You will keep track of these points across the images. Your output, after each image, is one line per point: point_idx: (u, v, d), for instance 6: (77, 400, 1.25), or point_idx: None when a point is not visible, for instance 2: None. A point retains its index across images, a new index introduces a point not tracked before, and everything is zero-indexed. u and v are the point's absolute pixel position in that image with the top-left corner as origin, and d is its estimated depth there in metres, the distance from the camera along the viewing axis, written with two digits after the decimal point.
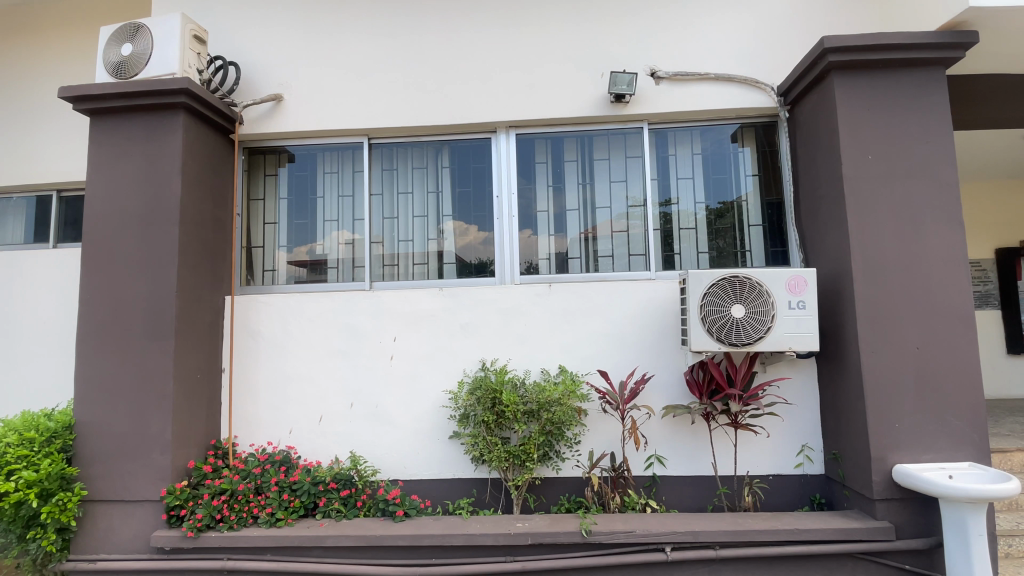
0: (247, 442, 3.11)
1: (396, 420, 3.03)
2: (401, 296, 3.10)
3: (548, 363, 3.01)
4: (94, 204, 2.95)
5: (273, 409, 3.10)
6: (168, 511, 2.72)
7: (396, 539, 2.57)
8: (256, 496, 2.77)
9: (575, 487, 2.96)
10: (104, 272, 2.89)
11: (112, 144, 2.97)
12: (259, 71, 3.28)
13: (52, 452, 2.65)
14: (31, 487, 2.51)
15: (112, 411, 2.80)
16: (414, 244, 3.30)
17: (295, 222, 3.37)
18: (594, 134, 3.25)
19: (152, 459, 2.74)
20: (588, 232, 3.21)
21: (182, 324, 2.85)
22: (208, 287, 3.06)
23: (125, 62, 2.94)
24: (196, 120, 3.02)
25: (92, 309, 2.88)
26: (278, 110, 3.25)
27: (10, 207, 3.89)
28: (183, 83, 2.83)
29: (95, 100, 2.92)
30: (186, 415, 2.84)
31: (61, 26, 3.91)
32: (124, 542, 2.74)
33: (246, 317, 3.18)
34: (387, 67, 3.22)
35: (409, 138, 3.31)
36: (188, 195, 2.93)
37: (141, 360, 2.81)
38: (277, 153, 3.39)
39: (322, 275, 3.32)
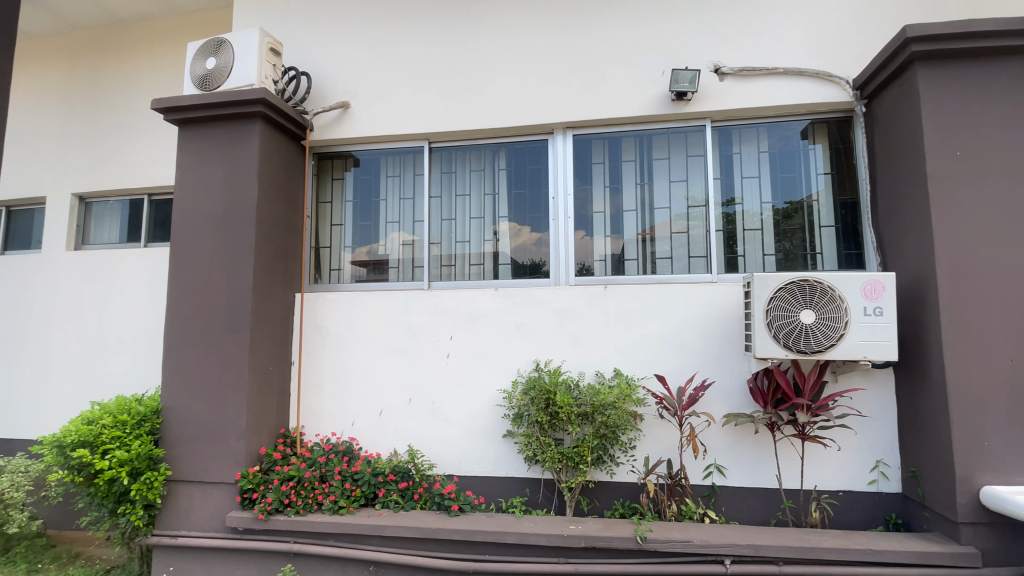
0: (313, 432, 3.27)
1: (451, 417, 3.09)
2: (457, 296, 3.16)
3: (602, 366, 2.98)
4: (182, 206, 3.19)
5: (336, 402, 3.25)
6: (241, 493, 2.90)
7: (451, 534, 2.63)
8: (321, 484, 2.92)
9: (630, 493, 2.91)
10: (189, 269, 3.13)
11: (197, 151, 3.20)
12: (328, 79, 3.44)
13: (141, 434, 2.90)
14: (123, 465, 2.76)
15: (194, 398, 3.02)
16: (470, 245, 3.36)
17: (359, 223, 3.52)
18: (653, 133, 3.18)
19: (229, 444, 2.94)
20: (645, 233, 3.16)
21: (257, 319, 3.04)
22: (280, 285, 3.24)
23: (210, 75, 3.17)
24: (271, 128, 3.20)
25: (178, 303, 3.12)
26: (344, 116, 3.40)
27: (107, 209, 4.27)
28: (260, 93, 3.01)
29: (184, 112, 3.17)
30: (259, 404, 3.03)
31: (153, 45, 4.28)
32: (202, 520, 2.95)
33: (314, 313, 3.35)
34: (447, 73, 3.29)
35: (467, 141, 3.37)
36: (264, 198, 3.11)
37: (220, 351, 3.02)
38: (343, 157, 3.55)
39: (383, 274, 3.45)
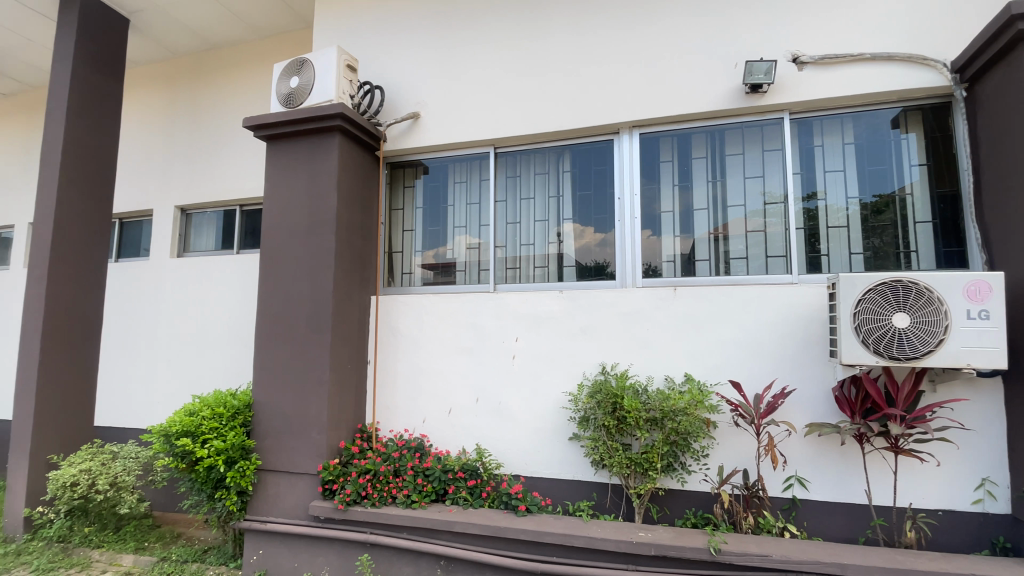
0: (387, 428, 3.41)
1: (518, 418, 3.13)
2: (522, 298, 3.19)
3: (672, 370, 2.90)
4: (271, 215, 3.44)
5: (408, 400, 3.38)
6: (322, 484, 3.09)
7: (519, 534, 2.67)
8: (395, 478, 3.05)
9: (702, 502, 2.82)
10: (276, 273, 3.37)
11: (283, 163, 3.44)
12: (399, 92, 3.60)
13: (235, 426, 3.16)
14: (220, 454, 3.01)
15: (282, 393, 3.25)
16: (535, 247, 3.39)
17: (429, 228, 3.64)
18: (725, 129, 3.06)
19: (311, 438, 3.14)
20: (717, 231, 3.05)
21: (337, 320, 3.22)
22: (357, 288, 3.42)
23: (293, 93, 3.39)
24: (349, 139, 3.38)
25: (267, 305, 3.36)
26: (415, 126, 3.54)
27: (205, 220, 4.69)
28: (338, 108, 3.19)
29: (270, 128, 3.42)
30: (338, 400, 3.21)
31: (243, 66, 4.64)
32: (288, 508, 3.17)
33: (388, 315, 3.51)
34: (513, 78, 3.34)
35: (532, 145, 3.40)
36: (342, 206, 3.30)
37: (304, 350, 3.22)
38: (414, 166, 3.69)
39: (450, 276, 3.55)
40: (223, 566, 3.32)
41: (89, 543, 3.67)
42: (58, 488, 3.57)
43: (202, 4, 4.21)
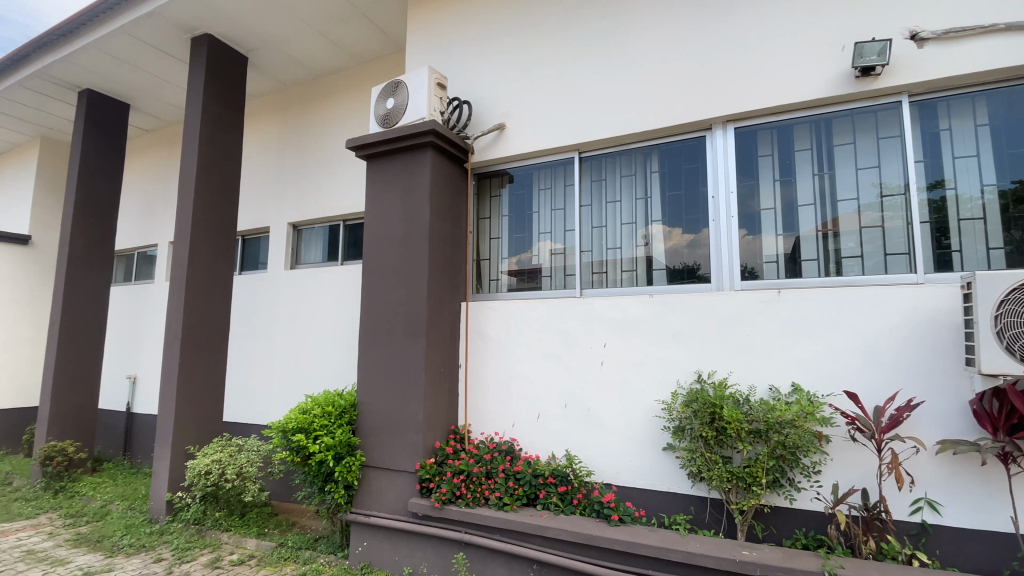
0: (479, 430, 3.51)
1: (608, 425, 3.07)
2: (611, 303, 3.15)
3: (777, 379, 2.72)
4: (371, 228, 3.69)
5: (499, 404, 3.45)
6: (419, 482, 3.24)
7: (613, 543, 2.63)
8: (487, 480, 3.13)
9: (814, 522, 2.61)
10: (376, 282, 3.59)
11: (381, 179, 3.67)
12: (486, 104, 3.72)
13: (342, 424, 3.42)
14: (329, 449, 3.27)
15: (383, 394, 3.45)
16: (622, 251, 3.33)
17: (515, 235, 3.71)
18: (832, 117, 2.84)
19: (410, 437, 3.30)
20: (826, 227, 2.82)
21: (431, 326, 3.37)
22: (448, 295, 3.56)
23: (389, 114, 3.62)
24: (439, 153, 3.54)
25: (369, 311, 3.60)
26: (501, 137, 3.64)
27: (313, 235, 5.11)
28: (430, 125, 3.36)
29: (369, 147, 3.67)
30: (433, 402, 3.35)
31: (343, 91, 5.03)
32: (389, 503, 3.35)
33: (478, 321, 3.62)
34: (597, 82, 3.34)
35: (616, 148, 3.35)
36: (434, 218, 3.45)
37: (403, 354, 3.40)
38: (499, 175, 3.79)
39: (537, 282, 3.58)
40: (332, 555, 3.58)
41: (219, 526, 4.11)
42: (194, 475, 4.04)
43: (309, 38, 4.62)
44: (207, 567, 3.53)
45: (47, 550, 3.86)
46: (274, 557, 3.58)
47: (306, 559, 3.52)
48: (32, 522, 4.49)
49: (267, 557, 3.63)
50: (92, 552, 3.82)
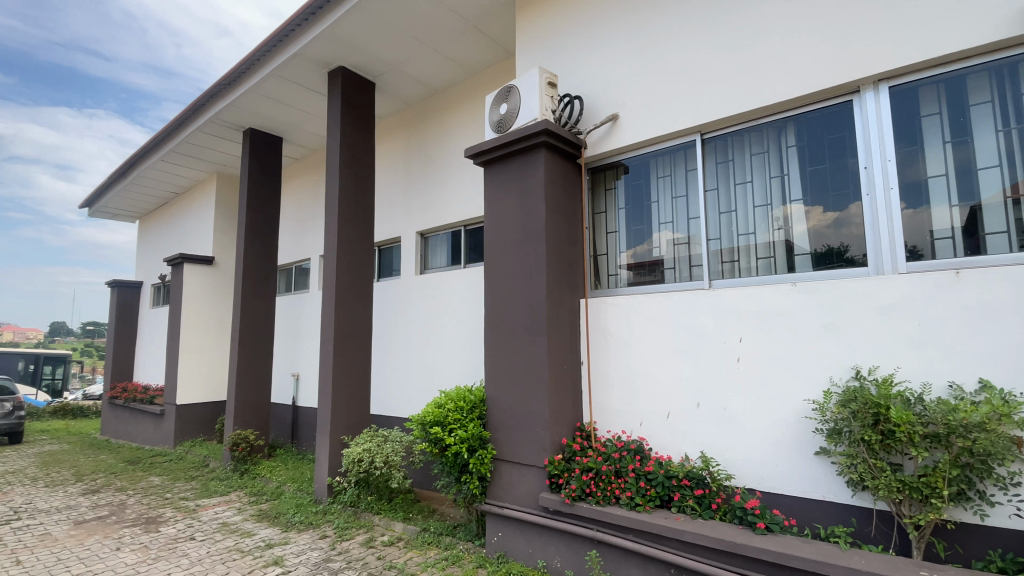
0: (605, 428, 3.47)
1: (747, 426, 2.87)
2: (745, 294, 2.94)
3: (957, 375, 2.34)
4: (490, 231, 3.82)
5: (625, 402, 3.38)
6: (549, 477, 3.30)
7: (760, 553, 2.45)
8: (617, 479, 3.10)
9: (1015, 542, 2.20)
10: (498, 283, 3.72)
11: (498, 183, 3.80)
12: (599, 98, 3.67)
13: (474, 418, 3.62)
14: (463, 442, 3.48)
15: (509, 391, 3.56)
16: (755, 236, 3.09)
17: (633, 228, 3.61)
18: (1020, 60, 2.36)
19: (537, 433, 3.37)
20: (1017, 192, 2.36)
21: (552, 323, 3.41)
22: (567, 292, 3.58)
23: (503, 118, 3.73)
24: (553, 152, 3.57)
25: (492, 312, 3.73)
26: (615, 128, 3.57)
27: (437, 241, 5.45)
28: (542, 125, 3.40)
29: (485, 153, 3.81)
30: (558, 399, 3.39)
31: (459, 102, 5.28)
32: (521, 496, 3.45)
33: (598, 317, 3.58)
34: (718, 59, 3.13)
35: (744, 125, 3.11)
36: (551, 217, 3.49)
37: (526, 351, 3.48)
38: (614, 167, 3.72)
39: (659, 275, 3.45)
40: (470, 542, 3.79)
41: (371, 509, 4.54)
42: (350, 462, 4.52)
43: (426, 56, 4.92)
44: (364, 545, 3.93)
45: (237, 523, 4.58)
46: (419, 540, 3.88)
47: (447, 544, 3.76)
48: (226, 498, 5.36)
49: (413, 540, 3.94)
50: (272, 526, 4.45)
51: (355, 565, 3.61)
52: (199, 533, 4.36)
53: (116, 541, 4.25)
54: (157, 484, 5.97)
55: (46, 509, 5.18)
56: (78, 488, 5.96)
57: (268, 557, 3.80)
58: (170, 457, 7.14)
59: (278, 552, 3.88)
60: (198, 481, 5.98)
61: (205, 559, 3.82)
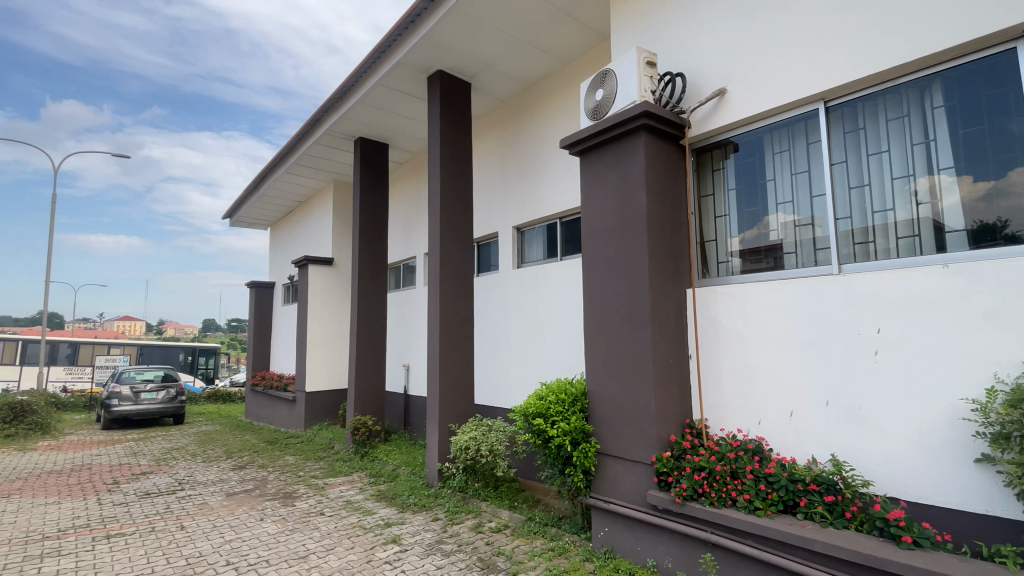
0: (718, 426, 3.26)
1: (887, 427, 2.54)
2: (881, 278, 2.60)
3: None
4: (588, 222, 3.75)
5: (740, 398, 3.15)
6: (657, 475, 3.17)
7: (906, 570, 2.17)
8: (733, 480, 2.91)
9: None
10: (597, 274, 3.64)
11: (595, 172, 3.71)
12: (702, 73, 3.45)
13: (576, 410, 3.59)
14: (566, 435, 3.47)
15: (612, 385, 3.48)
16: (894, 213, 2.72)
17: (746, 210, 3.37)
18: None
19: (643, 428, 3.26)
20: None
21: (656, 315, 3.27)
22: (672, 282, 3.41)
23: (599, 104, 3.64)
24: (653, 136, 3.41)
25: (592, 304, 3.67)
26: (722, 104, 3.33)
27: (534, 235, 5.47)
28: (642, 107, 3.26)
29: (581, 142, 3.74)
30: (664, 394, 3.25)
31: (554, 93, 5.25)
32: (628, 493, 3.36)
33: (708, 307, 3.37)
34: (842, 15, 2.79)
35: (877, 87, 2.74)
36: (652, 203, 3.34)
37: (629, 344, 3.38)
38: (723, 146, 3.47)
39: (778, 260, 3.17)
40: (576, 535, 3.77)
41: (479, 495, 4.69)
42: (457, 449, 4.71)
43: (519, 50, 4.95)
44: (473, 530, 4.09)
45: (360, 501, 4.99)
46: (526, 529, 3.95)
47: (553, 535, 3.79)
48: (349, 478, 5.86)
49: (519, 529, 4.01)
50: (389, 506, 4.78)
51: (466, 549, 3.76)
52: (328, 509, 4.81)
53: (260, 512, 4.83)
54: (292, 463, 6.69)
55: (205, 481, 6.01)
56: (229, 463, 6.85)
57: (387, 535, 4.09)
58: (302, 439, 7.95)
59: (396, 531, 4.16)
60: (326, 461, 6.60)
61: (333, 533, 4.20)
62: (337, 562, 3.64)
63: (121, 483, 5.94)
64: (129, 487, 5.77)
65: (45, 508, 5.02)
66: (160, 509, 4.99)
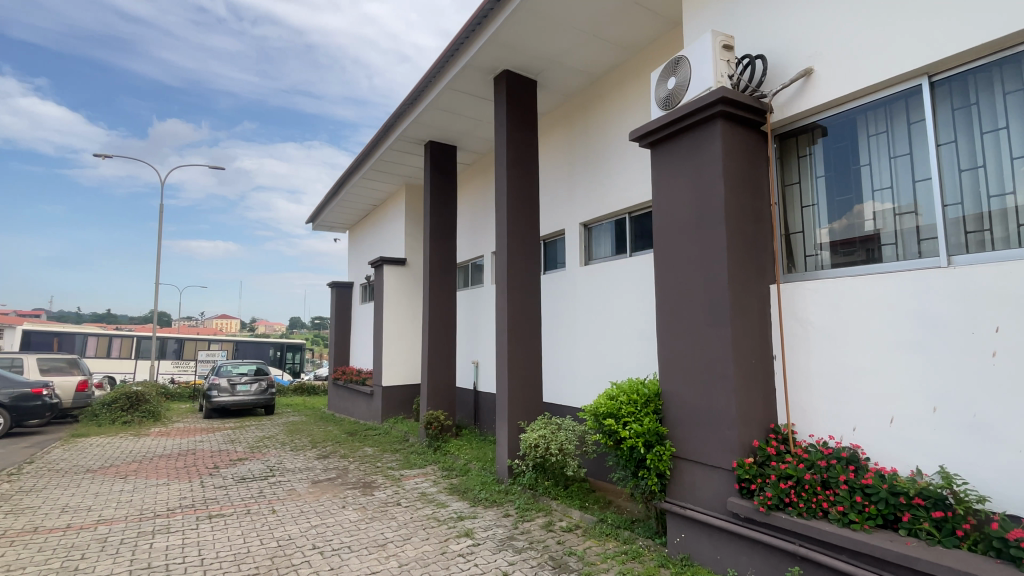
0: (807, 432, 3.04)
1: (1010, 438, 2.25)
2: (1001, 271, 2.31)
3: None
4: (661, 217, 3.62)
5: (832, 402, 2.92)
6: (739, 481, 3.00)
7: None
8: (824, 491, 2.68)
9: None
10: (671, 270, 3.51)
11: (668, 164, 3.57)
12: (786, 54, 3.22)
13: (649, 412, 3.48)
14: (639, 436, 3.37)
15: (689, 386, 3.34)
16: (1015, 196, 2.42)
17: (837, 199, 3.12)
18: None
19: (722, 432, 3.10)
20: None
21: (736, 312, 3.10)
22: (754, 277, 3.21)
23: (671, 94, 3.50)
24: (732, 123, 3.22)
25: (666, 302, 3.54)
26: (808, 85, 3.09)
27: (602, 231, 5.37)
28: (719, 93, 3.09)
29: (652, 134, 3.62)
30: (746, 396, 3.07)
31: (622, 86, 5.12)
32: (706, 499, 3.21)
33: (794, 304, 3.15)
34: None
35: (993, 57, 2.44)
36: (730, 194, 3.16)
37: (707, 343, 3.23)
38: (810, 130, 3.24)
39: (874, 252, 2.92)
40: (650, 539, 3.66)
41: (549, 494, 4.67)
42: (527, 447, 4.72)
43: (586, 44, 4.88)
44: (544, 528, 4.08)
45: (434, 494, 5.14)
46: (597, 531, 3.88)
47: (626, 538, 3.70)
48: (423, 471, 6.05)
49: (591, 530, 3.95)
50: (462, 500, 4.88)
51: (537, 546, 3.76)
52: (404, 500, 4.99)
53: (342, 500, 5.10)
54: (370, 454, 7.01)
55: (293, 468, 6.44)
56: (314, 453, 7.30)
57: (460, 528, 4.18)
58: (379, 431, 8.32)
59: (468, 524, 4.24)
60: (401, 454, 6.86)
61: (409, 523, 4.35)
62: (413, 552, 3.76)
63: (221, 468, 6.49)
64: (228, 471, 6.29)
65: (158, 488, 5.58)
66: (254, 493, 5.41)
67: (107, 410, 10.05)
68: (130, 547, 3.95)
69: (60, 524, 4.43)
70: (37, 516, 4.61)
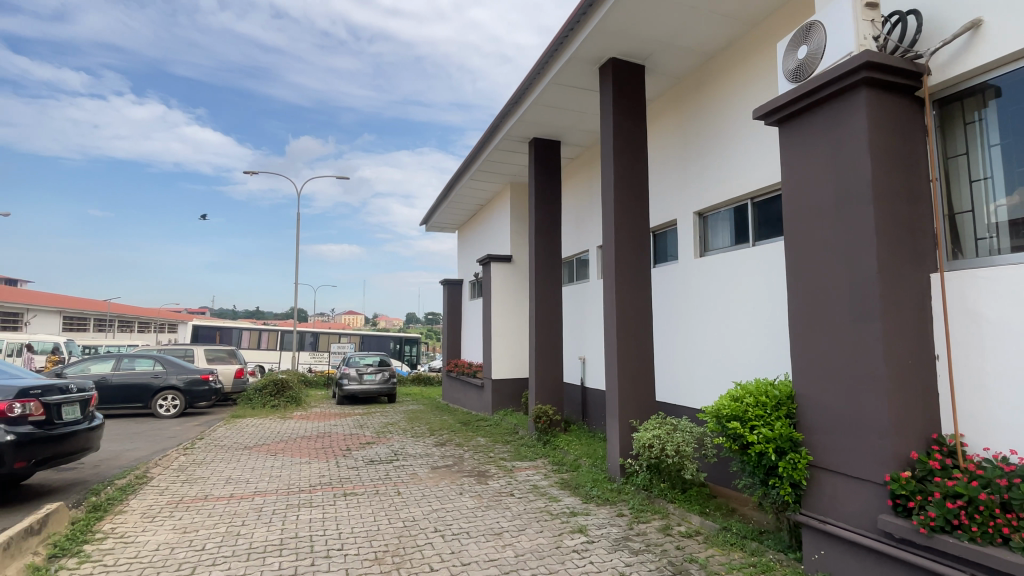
0: (980, 446, 2.56)
1: None
2: None
3: None
4: (792, 202, 3.30)
5: (1015, 411, 2.44)
6: (892, 497, 2.63)
7: None
8: (1005, 514, 2.26)
9: None
10: (806, 260, 3.19)
11: (800, 144, 3.24)
12: (947, 4, 2.76)
13: (781, 415, 3.19)
14: (769, 442, 3.12)
15: (829, 388, 3.01)
16: None
17: (1019, 169, 2.61)
18: None
19: (872, 441, 2.75)
20: None
21: (889, 305, 2.73)
22: (910, 266, 2.80)
23: (802, 65, 3.17)
24: (878, 90, 2.83)
25: (799, 295, 3.22)
26: (976, 38, 2.61)
27: (719, 220, 5.03)
28: (862, 58, 2.73)
29: (781, 111, 3.32)
30: (903, 401, 2.69)
31: (742, 61, 4.74)
32: (851, 515, 2.87)
33: (961, 296, 2.69)
34: None
35: None
36: (878, 172, 2.79)
37: (851, 340, 2.88)
38: (979, 92, 2.74)
39: None
40: (782, 553, 3.36)
41: (665, 496, 4.48)
42: (641, 446, 4.58)
43: (699, 21, 4.57)
44: (661, 531, 3.93)
45: (546, 487, 5.19)
46: (721, 539, 3.65)
47: (754, 550, 3.44)
48: (534, 464, 6.14)
49: (713, 537, 3.73)
50: (574, 495, 4.87)
51: (655, 550, 3.63)
52: (517, 491, 5.10)
53: (459, 486, 5.34)
54: (483, 444, 7.27)
55: (414, 454, 6.88)
56: (432, 440, 7.74)
57: (573, 524, 4.17)
58: (491, 423, 8.59)
59: (582, 521, 4.22)
60: (512, 445, 7.03)
61: (523, 514, 4.44)
62: (528, 543, 3.83)
63: (352, 450, 7.14)
64: (358, 454, 6.90)
65: (302, 466, 6.28)
66: (381, 475, 5.87)
67: (259, 395, 11.50)
68: (280, 517, 4.48)
69: (225, 493, 5.15)
70: (207, 485, 5.41)
